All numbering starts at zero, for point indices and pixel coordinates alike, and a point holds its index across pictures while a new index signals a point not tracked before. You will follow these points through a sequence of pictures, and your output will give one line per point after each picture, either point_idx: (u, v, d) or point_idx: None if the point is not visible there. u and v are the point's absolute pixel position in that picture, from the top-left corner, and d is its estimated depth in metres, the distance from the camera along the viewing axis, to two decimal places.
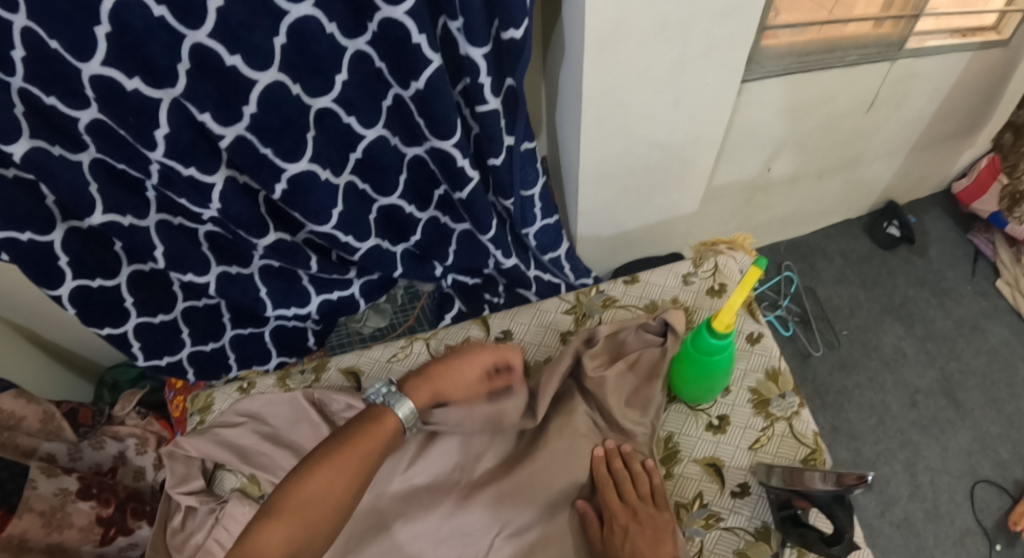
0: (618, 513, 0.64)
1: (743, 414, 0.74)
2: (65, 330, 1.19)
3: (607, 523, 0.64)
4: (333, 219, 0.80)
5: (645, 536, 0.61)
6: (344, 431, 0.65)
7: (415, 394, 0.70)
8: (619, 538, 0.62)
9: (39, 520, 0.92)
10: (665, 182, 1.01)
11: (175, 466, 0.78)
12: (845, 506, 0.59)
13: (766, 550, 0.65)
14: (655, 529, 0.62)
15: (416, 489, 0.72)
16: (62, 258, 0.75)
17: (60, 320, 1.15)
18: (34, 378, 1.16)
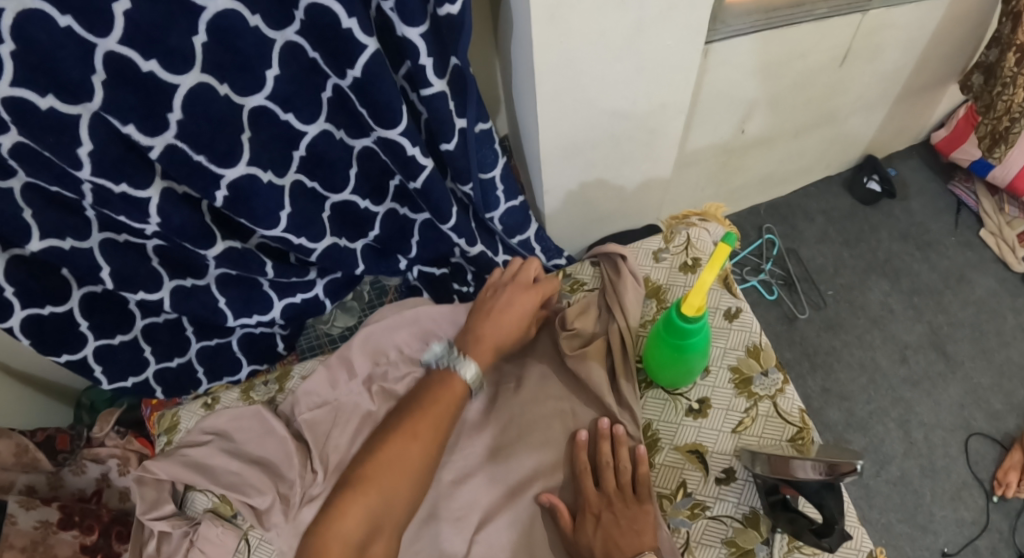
0: (592, 503, 0.62)
1: (724, 396, 0.71)
2: (26, 356, 1.15)
3: (580, 511, 0.62)
4: (283, 222, 0.77)
5: (619, 525, 0.60)
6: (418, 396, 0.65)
7: (474, 352, 0.67)
8: (592, 526, 0.60)
9: (20, 555, 0.92)
10: (633, 153, 0.97)
11: (145, 490, 0.75)
12: (834, 493, 0.56)
13: (755, 537, 0.63)
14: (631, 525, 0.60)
15: None
16: (5, 287, 0.72)
17: (16, 349, 1.11)
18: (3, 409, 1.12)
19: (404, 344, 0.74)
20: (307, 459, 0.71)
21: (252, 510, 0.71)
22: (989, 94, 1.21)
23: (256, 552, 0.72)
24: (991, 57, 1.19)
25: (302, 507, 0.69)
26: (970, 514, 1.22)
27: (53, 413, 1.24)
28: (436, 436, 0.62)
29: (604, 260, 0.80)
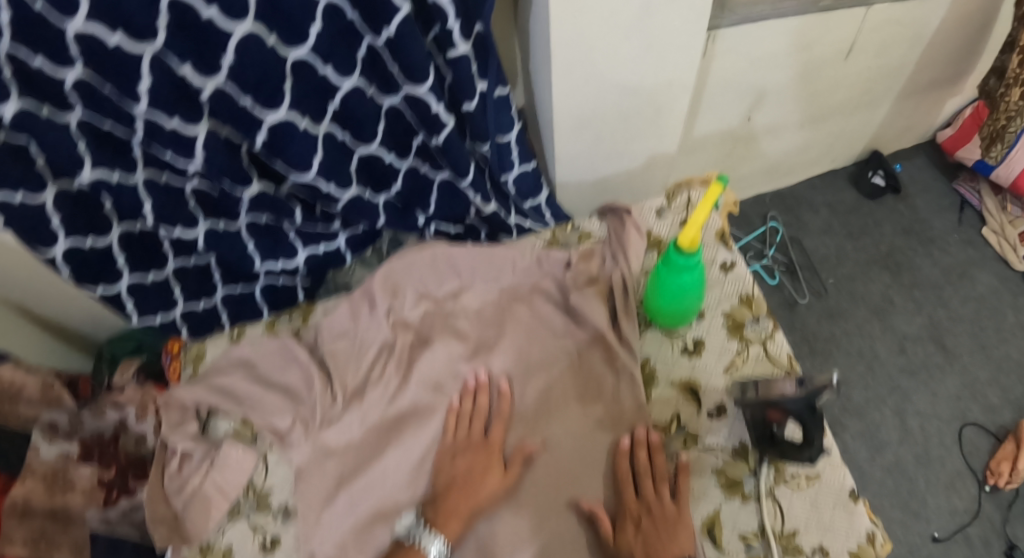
0: (631, 510, 0.64)
1: (718, 338, 0.76)
2: (58, 309, 1.21)
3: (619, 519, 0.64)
4: (314, 167, 0.83)
5: (656, 531, 0.62)
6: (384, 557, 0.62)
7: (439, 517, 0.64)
8: (631, 532, 0.62)
9: (42, 485, 0.99)
10: (641, 129, 1.03)
11: (170, 413, 0.80)
12: (817, 418, 0.64)
13: (743, 468, 0.69)
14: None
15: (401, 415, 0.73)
16: (54, 219, 0.78)
17: (51, 300, 1.18)
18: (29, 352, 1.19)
19: (422, 279, 0.79)
20: (327, 385, 0.76)
21: (274, 432, 0.76)
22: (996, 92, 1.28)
23: (273, 471, 0.77)
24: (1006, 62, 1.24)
25: (323, 429, 0.75)
26: (962, 503, 1.26)
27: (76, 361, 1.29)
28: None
29: (610, 215, 0.84)
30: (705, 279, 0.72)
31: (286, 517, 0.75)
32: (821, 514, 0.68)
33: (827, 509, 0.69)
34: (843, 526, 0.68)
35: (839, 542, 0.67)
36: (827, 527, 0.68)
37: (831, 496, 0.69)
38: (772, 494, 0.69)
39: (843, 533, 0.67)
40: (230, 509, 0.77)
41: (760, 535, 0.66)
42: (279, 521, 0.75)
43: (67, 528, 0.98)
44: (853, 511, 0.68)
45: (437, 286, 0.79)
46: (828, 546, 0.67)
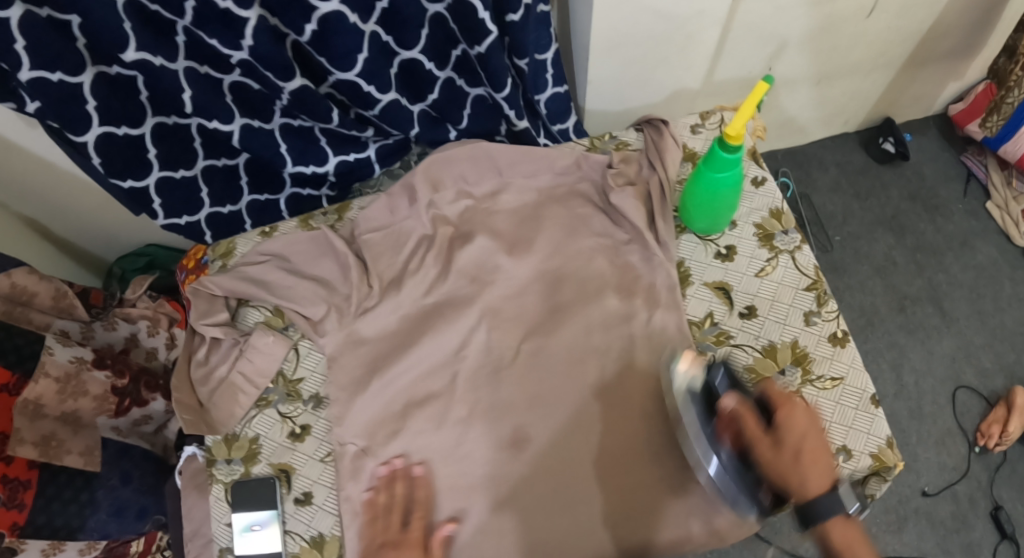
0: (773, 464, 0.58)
1: (749, 246, 0.83)
2: (71, 224, 1.21)
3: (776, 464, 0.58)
4: (358, 65, 0.84)
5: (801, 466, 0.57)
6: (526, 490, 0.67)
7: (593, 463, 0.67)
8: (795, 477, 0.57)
9: (55, 386, 0.95)
10: (668, 57, 1.07)
11: (198, 301, 0.79)
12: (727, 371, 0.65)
13: (771, 364, 0.76)
14: (801, 462, 0.57)
15: (442, 302, 0.76)
16: (89, 101, 0.78)
17: (63, 213, 1.18)
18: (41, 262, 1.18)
19: (464, 175, 0.82)
20: (363, 275, 0.77)
21: (307, 321, 0.77)
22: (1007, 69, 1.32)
23: (306, 360, 0.78)
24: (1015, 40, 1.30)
25: (357, 318, 0.76)
26: (953, 461, 1.34)
27: (81, 277, 1.28)
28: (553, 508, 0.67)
29: (648, 127, 0.88)
30: (740, 183, 0.78)
31: (318, 406, 0.75)
32: (845, 415, 0.74)
33: (849, 410, 0.74)
34: (865, 427, 0.73)
35: (860, 441, 0.72)
36: (850, 427, 0.73)
37: (855, 399, 0.74)
38: (799, 391, 0.75)
39: (863, 434, 0.73)
40: (257, 399, 0.77)
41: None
42: (310, 411, 0.75)
43: (77, 432, 0.97)
44: (874, 414, 0.74)
45: (476, 183, 0.82)
46: (851, 446, 0.72)
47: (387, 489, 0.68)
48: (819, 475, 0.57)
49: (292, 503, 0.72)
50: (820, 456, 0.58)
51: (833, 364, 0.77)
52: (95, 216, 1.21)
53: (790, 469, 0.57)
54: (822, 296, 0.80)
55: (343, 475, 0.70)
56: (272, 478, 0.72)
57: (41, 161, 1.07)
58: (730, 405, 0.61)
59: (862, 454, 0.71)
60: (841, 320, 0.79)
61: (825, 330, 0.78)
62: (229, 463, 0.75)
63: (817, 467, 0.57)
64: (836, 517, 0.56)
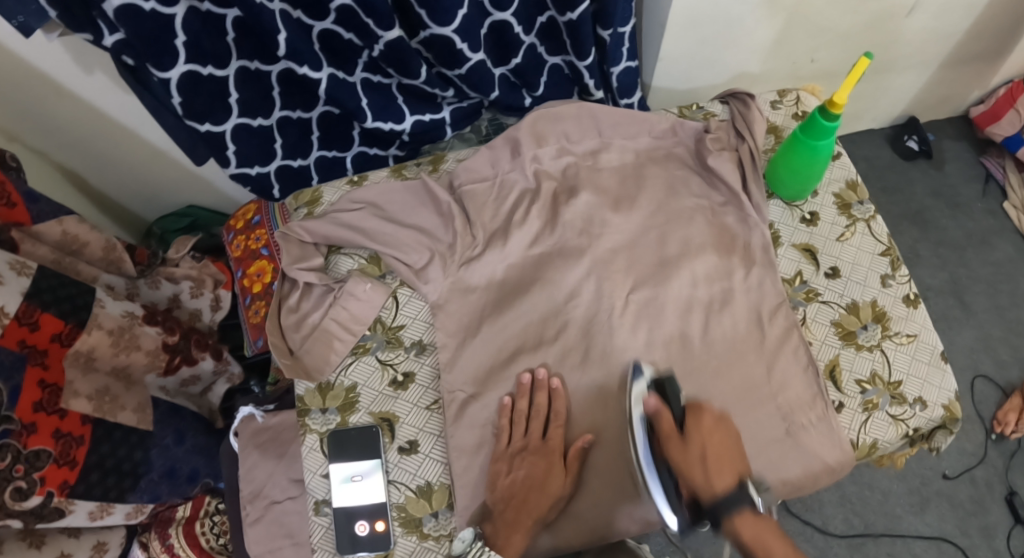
0: (677, 455, 0.59)
1: (830, 213, 0.85)
2: (110, 179, 1.17)
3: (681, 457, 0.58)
4: (456, 21, 0.83)
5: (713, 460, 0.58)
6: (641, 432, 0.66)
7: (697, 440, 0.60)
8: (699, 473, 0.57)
9: (108, 339, 0.89)
10: (736, 40, 1.09)
11: (290, 247, 0.77)
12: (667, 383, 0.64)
13: (855, 321, 0.79)
14: (707, 467, 0.57)
15: (548, 254, 0.75)
16: (179, 36, 0.74)
17: (106, 169, 1.14)
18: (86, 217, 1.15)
19: (565, 132, 0.81)
20: (465, 226, 0.76)
21: (407, 269, 0.75)
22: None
23: (406, 307, 0.75)
24: None
25: (462, 266, 0.74)
26: (971, 447, 1.42)
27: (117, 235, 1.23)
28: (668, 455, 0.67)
29: (733, 100, 0.90)
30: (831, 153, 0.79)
31: (421, 353, 0.73)
32: (920, 369, 0.77)
33: (923, 364, 0.77)
34: (935, 380, 0.77)
35: (932, 393, 0.76)
36: (925, 380, 0.76)
37: (928, 354, 0.77)
38: (879, 347, 0.78)
39: (935, 387, 0.76)
40: (354, 346, 0.75)
41: (871, 380, 0.76)
42: (412, 358, 0.73)
43: (129, 388, 0.93)
44: (944, 369, 0.77)
45: (578, 141, 0.81)
46: (926, 397, 0.75)
47: (528, 396, 0.69)
48: (725, 478, 0.56)
49: (395, 452, 0.70)
50: (731, 462, 0.58)
51: (907, 323, 0.80)
52: (140, 171, 1.16)
53: (691, 466, 0.58)
54: (895, 261, 0.83)
55: (452, 421, 0.69)
56: (374, 427, 0.70)
57: (91, 108, 1.02)
58: (652, 402, 0.62)
59: (935, 404, 0.75)
60: (913, 284, 0.82)
61: (900, 292, 0.81)
62: (325, 413, 0.73)
63: (722, 473, 0.57)
64: (738, 517, 0.55)
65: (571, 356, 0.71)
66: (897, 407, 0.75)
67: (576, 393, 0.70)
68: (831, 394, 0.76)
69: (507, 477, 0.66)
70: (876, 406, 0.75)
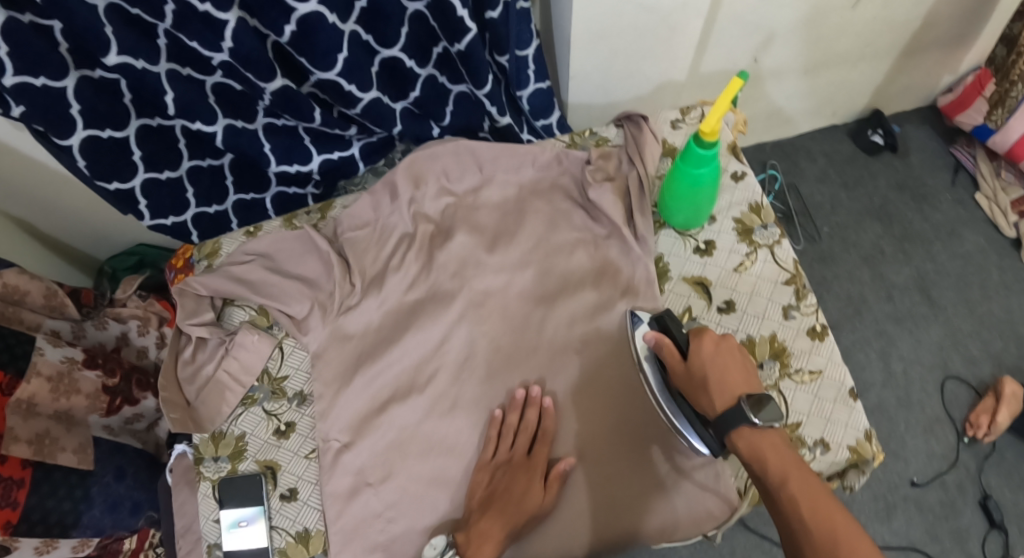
0: (686, 376, 0.62)
1: (728, 240, 0.78)
2: (62, 222, 1.23)
3: (684, 364, 0.62)
4: (338, 65, 0.83)
5: (723, 366, 0.60)
6: (714, 371, 0.60)
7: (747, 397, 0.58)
8: (704, 392, 0.60)
9: (47, 385, 0.95)
10: (652, 49, 1.03)
11: (185, 301, 0.80)
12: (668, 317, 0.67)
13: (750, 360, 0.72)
14: (713, 390, 0.59)
15: (420, 301, 0.77)
16: (73, 105, 0.78)
17: (55, 214, 1.20)
18: (38, 263, 1.21)
19: (444, 170, 0.81)
20: (345, 273, 0.77)
21: (290, 319, 0.78)
22: (1007, 62, 1.36)
23: (291, 357, 0.79)
24: (1014, 30, 1.36)
25: (341, 315, 0.76)
26: (941, 449, 1.34)
27: (70, 275, 1.30)
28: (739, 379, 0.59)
29: (627, 123, 0.86)
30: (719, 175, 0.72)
31: (302, 404, 0.77)
32: (822, 408, 0.71)
33: (828, 403, 0.71)
34: (841, 420, 0.71)
35: (837, 434, 0.70)
36: (827, 420, 0.70)
37: (833, 391, 0.71)
38: (777, 387, 0.72)
39: (840, 426, 0.70)
40: (244, 396, 0.78)
41: None
42: (295, 408, 0.77)
43: (69, 429, 0.98)
44: (852, 407, 0.71)
45: (457, 179, 0.82)
46: (828, 438, 0.69)
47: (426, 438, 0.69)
48: (728, 396, 0.58)
49: (277, 498, 0.73)
50: (741, 378, 0.59)
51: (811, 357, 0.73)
52: (84, 212, 1.22)
53: (699, 392, 0.61)
54: (801, 290, 0.75)
55: (327, 470, 0.72)
56: (258, 475, 0.74)
57: (29, 160, 1.07)
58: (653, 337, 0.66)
59: (840, 446, 0.69)
60: (821, 313, 0.75)
61: (804, 324, 0.74)
62: (216, 461, 0.76)
63: (724, 396, 0.59)
64: (738, 435, 0.57)
65: (440, 405, 0.72)
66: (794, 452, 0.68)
67: (567, 410, 0.72)
68: None
69: (486, 488, 0.67)
70: None
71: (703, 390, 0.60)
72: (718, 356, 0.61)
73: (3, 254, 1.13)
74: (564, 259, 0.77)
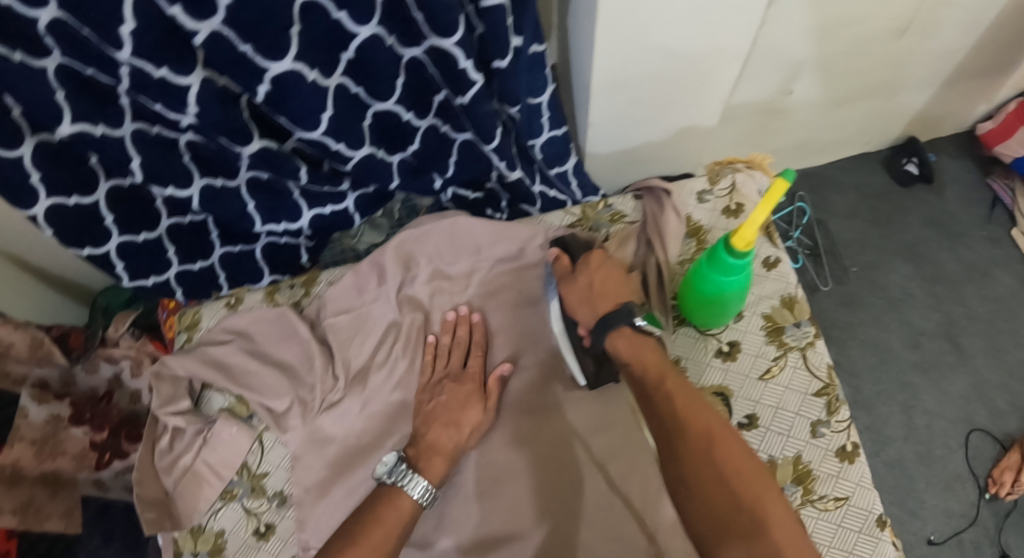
0: (572, 289, 0.67)
1: (755, 342, 0.71)
2: (64, 263, 1.19)
3: (568, 278, 0.68)
4: (323, 124, 0.74)
5: (603, 278, 0.66)
6: (594, 279, 0.66)
7: (620, 300, 0.64)
8: (583, 301, 0.66)
9: (31, 449, 0.90)
10: (681, 95, 0.92)
11: (162, 386, 0.75)
12: (567, 238, 0.73)
13: None
14: (592, 299, 0.65)
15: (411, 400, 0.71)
16: (33, 174, 0.70)
17: (57, 256, 1.16)
18: (42, 308, 1.18)
19: (435, 252, 0.76)
20: (327, 364, 0.72)
21: (269, 413, 0.72)
22: None
23: (271, 454, 0.74)
24: None
25: (321, 414, 0.71)
26: (960, 507, 1.25)
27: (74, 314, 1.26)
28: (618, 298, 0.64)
29: (647, 195, 0.78)
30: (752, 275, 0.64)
31: (283, 505, 0.72)
32: (845, 539, 0.64)
33: (852, 534, 0.64)
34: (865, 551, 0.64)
35: None
36: (849, 553, 0.64)
37: (859, 522, 0.64)
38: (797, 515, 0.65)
39: None
40: (222, 491, 0.73)
41: None
42: (275, 509, 0.72)
43: (55, 494, 0.91)
44: (879, 537, 0.64)
45: (450, 262, 0.76)
46: None
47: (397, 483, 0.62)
48: (605, 304, 0.64)
49: None
50: (619, 288, 0.65)
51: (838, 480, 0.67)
52: None
53: (579, 300, 0.66)
54: (833, 402, 0.68)
55: None
56: None
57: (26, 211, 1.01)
58: (553, 254, 0.71)
59: None
60: (853, 429, 0.68)
61: (833, 443, 0.67)
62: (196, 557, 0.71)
63: (605, 302, 0.64)
64: (616, 334, 0.62)
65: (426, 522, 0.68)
66: None
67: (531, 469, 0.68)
68: None
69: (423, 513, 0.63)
70: None
71: (581, 301, 0.66)
72: (598, 269, 0.67)
73: (9, 304, 1.09)
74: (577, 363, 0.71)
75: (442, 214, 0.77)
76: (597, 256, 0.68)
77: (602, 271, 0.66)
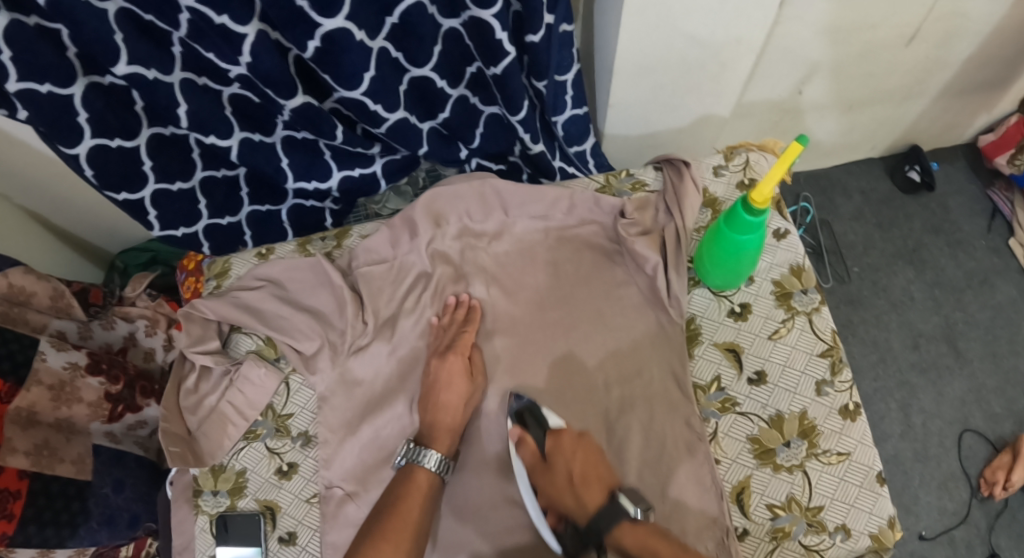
0: (552, 477, 0.63)
1: (765, 305, 0.75)
2: (92, 227, 1.24)
3: (544, 461, 0.65)
4: (364, 84, 0.78)
5: (582, 460, 0.64)
6: (573, 465, 0.64)
7: (601, 490, 0.62)
8: (563, 488, 0.63)
9: (48, 394, 0.88)
10: (699, 84, 0.96)
11: (191, 327, 0.77)
12: (529, 419, 0.69)
13: (777, 437, 0.69)
14: (576, 486, 0.62)
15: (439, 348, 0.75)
16: (80, 113, 0.73)
17: (84, 218, 1.21)
18: (70, 270, 1.23)
19: (466, 210, 0.80)
20: (358, 310, 0.76)
21: (298, 355, 0.76)
22: None
23: (297, 395, 0.76)
24: None
25: (350, 356, 0.76)
26: (953, 506, 1.27)
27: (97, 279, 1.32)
28: (604, 485, 0.62)
29: (667, 166, 0.82)
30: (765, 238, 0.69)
31: (307, 445, 0.74)
32: (847, 492, 0.67)
33: (853, 488, 0.67)
34: (865, 506, 0.67)
35: (860, 520, 0.66)
36: (852, 505, 0.66)
37: (860, 477, 0.67)
38: (802, 467, 0.68)
39: (866, 512, 0.66)
40: (247, 431, 0.75)
41: (786, 505, 0.66)
42: (298, 449, 0.74)
43: (69, 439, 0.91)
44: (878, 493, 0.67)
45: (479, 220, 0.80)
46: (850, 525, 0.66)
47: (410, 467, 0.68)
48: (593, 494, 0.62)
49: (276, 541, 0.70)
50: (599, 473, 0.64)
51: (842, 437, 0.70)
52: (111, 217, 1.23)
53: (561, 491, 0.63)
54: (837, 363, 0.72)
55: (328, 519, 0.70)
56: (258, 515, 0.71)
57: (60, 169, 1.07)
58: (516, 434, 0.68)
59: (861, 533, 0.65)
60: (856, 390, 0.71)
61: (837, 402, 0.70)
62: (216, 495, 0.73)
63: (590, 489, 0.62)
64: (619, 526, 0.58)
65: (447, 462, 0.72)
66: (814, 537, 0.65)
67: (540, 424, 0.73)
68: (735, 519, 0.66)
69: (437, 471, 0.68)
70: (789, 534, 0.65)
71: (561, 495, 0.63)
72: (579, 452, 0.65)
73: (36, 261, 1.14)
74: (605, 315, 0.76)
75: (471, 177, 0.80)
76: (569, 435, 0.66)
77: (577, 454, 0.65)
